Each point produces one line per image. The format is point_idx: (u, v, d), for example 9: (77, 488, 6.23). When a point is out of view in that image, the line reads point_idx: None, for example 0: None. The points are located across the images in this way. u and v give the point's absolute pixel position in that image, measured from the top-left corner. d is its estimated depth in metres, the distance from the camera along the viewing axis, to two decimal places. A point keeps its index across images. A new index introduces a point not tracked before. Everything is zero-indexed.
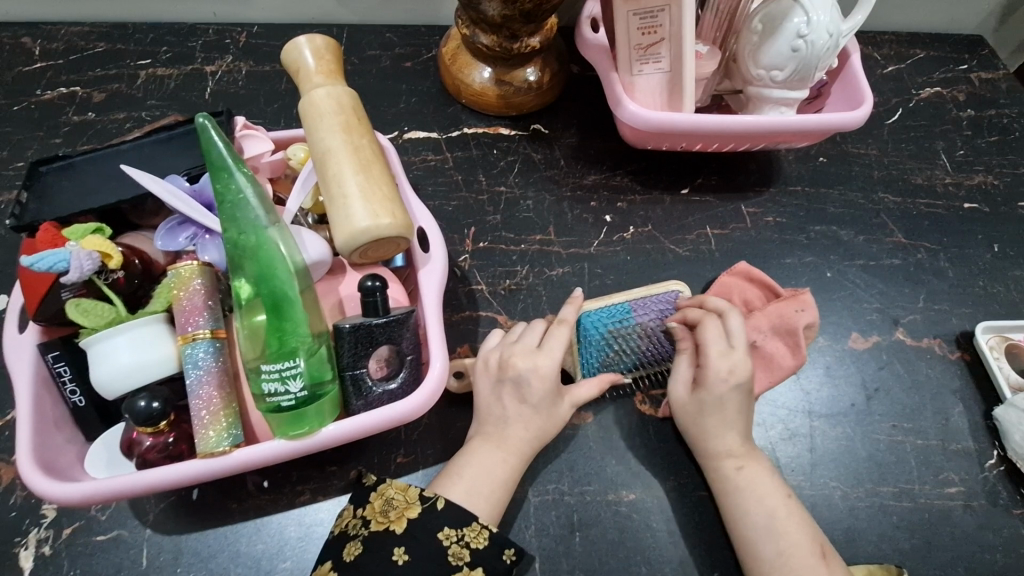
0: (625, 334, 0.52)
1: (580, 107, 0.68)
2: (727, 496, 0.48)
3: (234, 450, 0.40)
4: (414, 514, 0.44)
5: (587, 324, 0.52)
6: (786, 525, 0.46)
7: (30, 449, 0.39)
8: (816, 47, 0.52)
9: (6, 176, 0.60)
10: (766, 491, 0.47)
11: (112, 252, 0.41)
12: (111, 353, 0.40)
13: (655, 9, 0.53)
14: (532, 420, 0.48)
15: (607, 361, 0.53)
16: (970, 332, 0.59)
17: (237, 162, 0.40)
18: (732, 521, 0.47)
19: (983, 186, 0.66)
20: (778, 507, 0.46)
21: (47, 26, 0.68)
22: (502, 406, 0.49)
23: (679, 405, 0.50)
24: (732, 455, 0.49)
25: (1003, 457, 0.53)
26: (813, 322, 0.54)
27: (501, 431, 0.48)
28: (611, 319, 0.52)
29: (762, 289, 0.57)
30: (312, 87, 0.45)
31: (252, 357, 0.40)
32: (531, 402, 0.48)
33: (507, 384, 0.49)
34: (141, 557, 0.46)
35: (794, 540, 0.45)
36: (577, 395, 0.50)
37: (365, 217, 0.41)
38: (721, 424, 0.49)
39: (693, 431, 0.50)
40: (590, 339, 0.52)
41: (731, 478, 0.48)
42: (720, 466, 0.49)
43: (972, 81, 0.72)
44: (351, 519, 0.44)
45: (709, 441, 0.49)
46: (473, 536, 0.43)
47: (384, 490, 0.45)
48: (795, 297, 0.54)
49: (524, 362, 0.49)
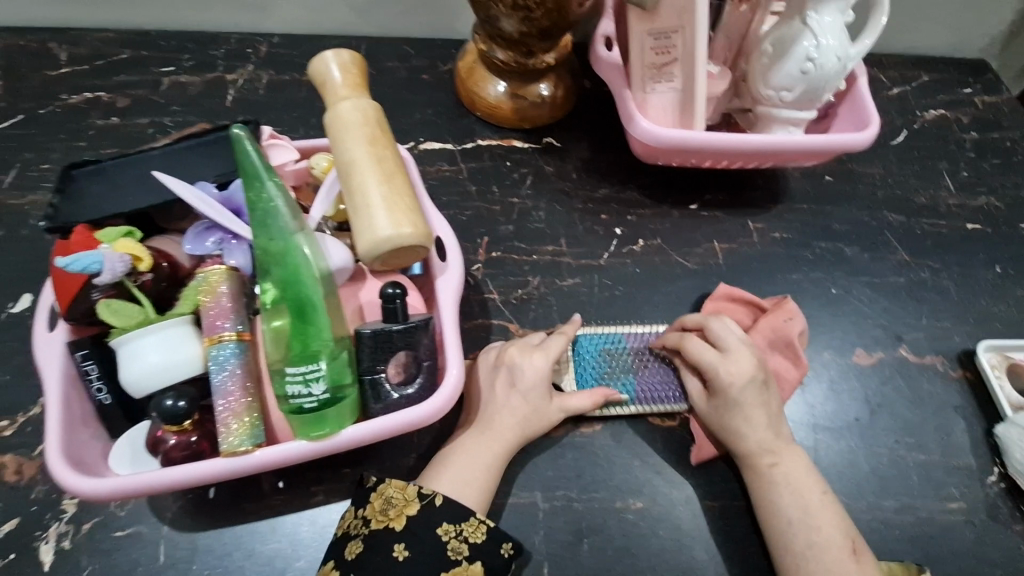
0: (619, 355, 0.55)
1: (592, 121, 0.69)
2: (764, 493, 0.49)
3: (256, 449, 0.41)
4: (413, 511, 0.45)
5: (582, 344, 0.56)
6: (818, 522, 0.47)
7: (59, 445, 0.40)
8: (825, 70, 0.54)
9: (30, 177, 0.62)
10: (803, 487, 0.48)
11: (142, 255, 0.43)
12: (141, 353, 0.41)
13: (670, 30, 0.55)
14: (518, 407, 0.50)
15: (604, 378, 0.54)
16: (972, 350, 0.60)
17: (268, 172, 0.41)
18: (762, 512, 0.49)
19: (986, 208, 0.67)
20: (802, 504, 0.48)
21: (73, 32, 0.70)
22: (494, 392, 0.51)
23: (701, 414, 0.52)
24: (766, 451, 0.50)
25: (1003, 474, 0.54)
26: (801, 329, 0.56)
27: (489, 419, 0.50)
28: (604, 340, 0.56)
29: (748, 307, 0.58)
30: (337, 100, 0.46)
31: (276, 359, 0.41)
32: (522, 388, 0.51)
33: (501, 371, 0.52)
34: (158, 554, 0.47)
35: (825, 536, 0.46)
36: (569, 402, 0.51)
37: (387, 226, 0.43)
38: (735, 426, 0.50)
39: (722, 433, 0.51)
40: (585, 356, 0.55)
41: (766, 475, 0.49)
42: (756, 466, 0.50)
43: (976, 104, 0.73)
44: (353, 519, 0.46)
45: (740, 442, 0.50)
46: (471, 531, 0.45)
47: (384, 489, 0.46)
48: (781, 307, 0.57)
49: (520, 355, 0.52)
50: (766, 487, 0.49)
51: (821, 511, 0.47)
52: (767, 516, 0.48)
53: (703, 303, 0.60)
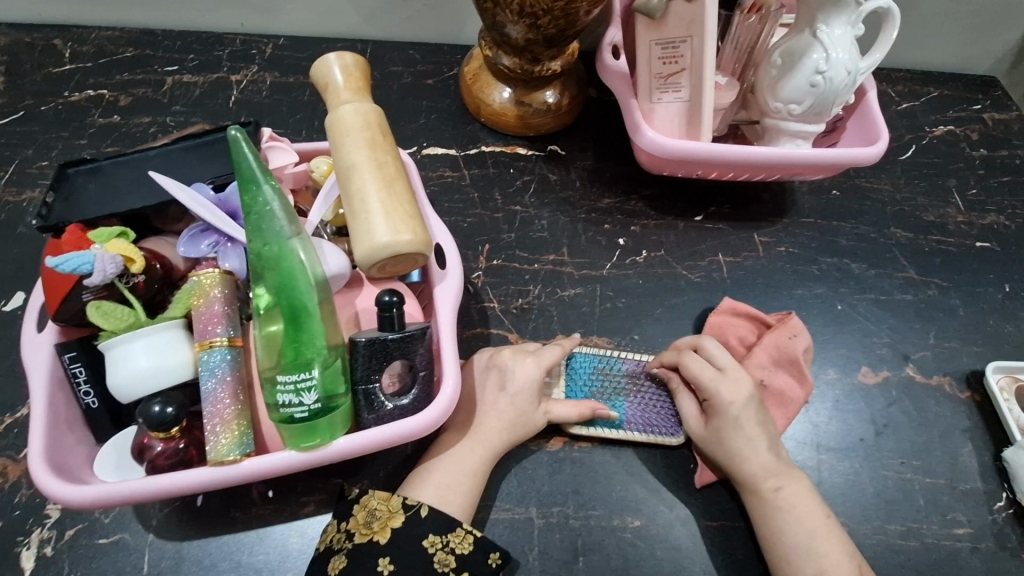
0: (612, 376, 0.55)
1: (597, 130, 0.68)
2: (768, 515, 0.48)
3: (245, 458, 0.40)
4: (398, 523, 0.44)
5: (577, 361, 0.55)
6: (824, 549, 0.46)
7: (42, 450, 0.39)
8: (834, 83, 0.53)
9: (29, 174, 0.61)
10: (807, 515, 0.47)
11: (135, 257, 0.42)
12: (129, 356, 0.41)
13: (678, 40, 0.55)
14: (507, 410, 0.50)
15: (593, 395, 0.54)
16: (980, 371, 0.58)
17: (265, 174, 0.41)
18: (766, 540, 0.47)
19: (995, 227, 0.66)
20: (807, 532, 0.46)
21: (79, 30, 0.69)
22: (484, 393, 0.51)
23: (696, 438, 0.51)
24: (769, 476, 0.49)
25: (1012, 500, 0.53)
26: (806, 346, 0.55)
27: (476, 423, 0.50)
28: (599, 359, 0.56)
29: (749, 321, 0.57)
30: (339, 104, 0.45)
31: (268, 367, 0.40)
32: (511, 390, 0.50)
33: (493, 372, 0.51)
34: (142, 563, 0.46)
35: (835, 563, 0.45)
36: (554, 409, 0.51)
37: (385, 233, 0.42)
38: (733, 455, 0.49)
39: (724, 461, 0.50)
40: (578, 372, 0.55)
41: (770, 499, 0.48)
42: (760, 490, 0.48)
43: (985, 122, 0.72)
44: (335, 533, 0.45)
45: (744, 467, 0.49)
46: (458, 542, 0.44)
47: (367, 501, 0.45)
48: (785, 323, 0.56)
49: (512, 357, 0.52)
50: (772, 515, 0.47)
51: (825, 538, 0.46)
52: (770, 543, 0.47)
53: (707, 317, 0.59)
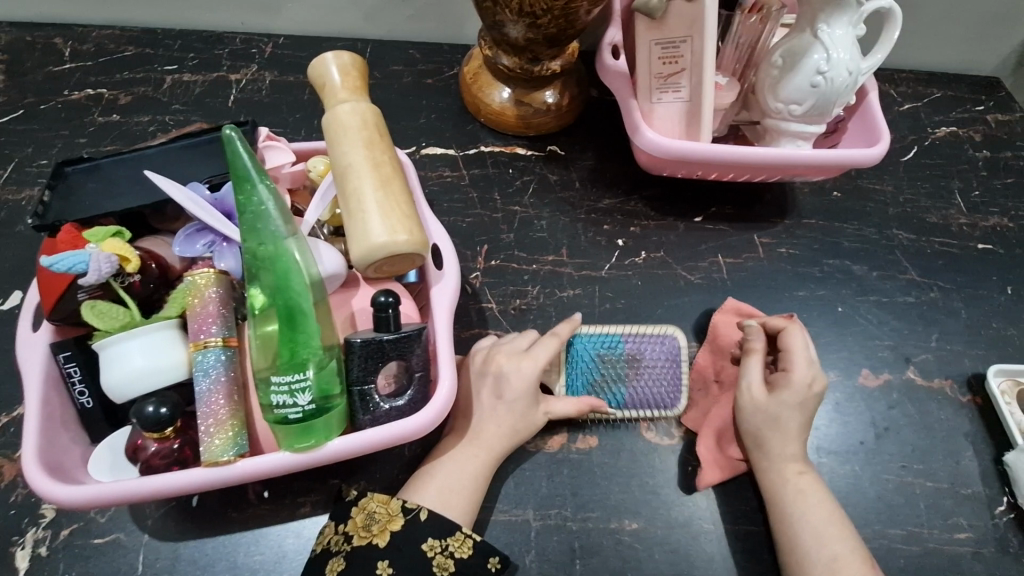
0: (613, 361, 0.54)
1: (597, 130, 0.68)
2: (784, 497, 0.48)
3: (239, 459, 0.40)
4: (397, 527, 0.44)
5: (578, 348, 0.54)
6: (836, 532, 0.46)
7: (36, 449, 0.39)
8: (836, 84, 0.52)
9: (28, 172, 0.61)
10: (823, 500, 0.48)
11: (130, 256, 0.42)
12: (124, 356, 0.40)
13: (678, 40, 0.54)
14: (505, 418, 0.49)
15: (594, 387, 0.53)
16: (982, 375, 0.58)
17: (261, 174, 0.40)
18: (781, 523, 0.47)
19: (998, 229, 0.65)
20: (821, 517, 0.47)
21: (79, 28, 0.69)
22: (480, 400, 0.50)
23: (749, 404, 0.51)
24: (795, 459, 0.49)
25: (1014, 504, 0.52)
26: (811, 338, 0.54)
27: (476, 431, 0.49)
28: (600, 344, 0.54)
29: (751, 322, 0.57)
30: (336, 103, 0.45)
31: (262, 367, 0.40)
32: (508, 399, 0.49)
33: (488, 378, 0.50)
34: (137, 563, 0.46)
35: (845, 546, 0.45)
36: (553, 408, 0.50)
37: (382, 233, 0.42)
38: (777, 429, 0.50)
39: (764, 436, 0.50)
40: (579, 361, 0.54)
41: (791, 480, 0.48)
42: (784, 470, 0.49)
43: (989, 123, 0.72)
44: (333, 535, 0.45)
45: (777, 447, 0.50)
46: (458, 546, 0.44)
47: (366, 503, 0.45)
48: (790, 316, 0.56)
49: (507, 363, 0.50)
50: (791, 496, 0.48)
51: (837, 522, 0.46)
52: (783, 526, 0.47)
53: (710, 317, 0.59)
